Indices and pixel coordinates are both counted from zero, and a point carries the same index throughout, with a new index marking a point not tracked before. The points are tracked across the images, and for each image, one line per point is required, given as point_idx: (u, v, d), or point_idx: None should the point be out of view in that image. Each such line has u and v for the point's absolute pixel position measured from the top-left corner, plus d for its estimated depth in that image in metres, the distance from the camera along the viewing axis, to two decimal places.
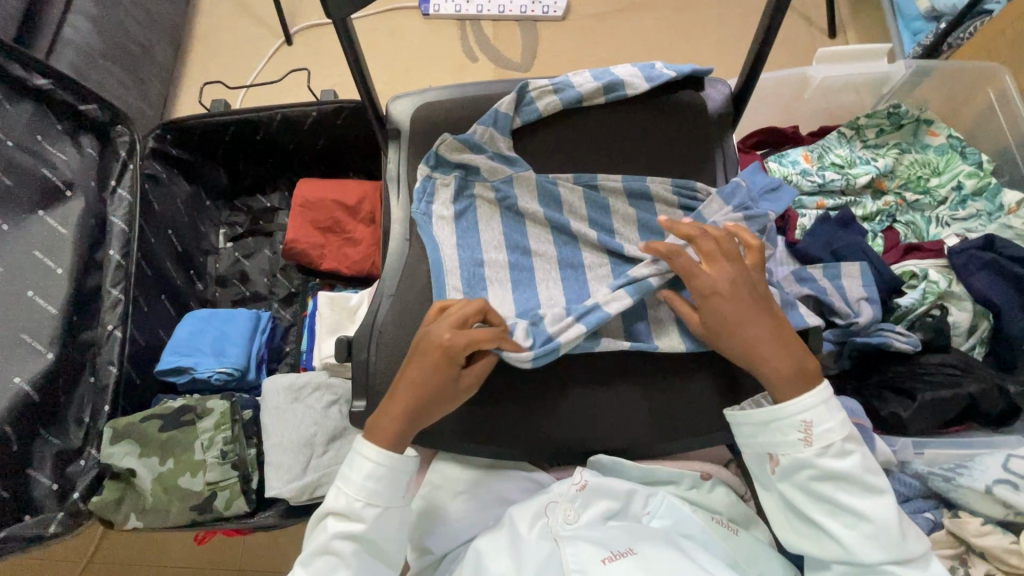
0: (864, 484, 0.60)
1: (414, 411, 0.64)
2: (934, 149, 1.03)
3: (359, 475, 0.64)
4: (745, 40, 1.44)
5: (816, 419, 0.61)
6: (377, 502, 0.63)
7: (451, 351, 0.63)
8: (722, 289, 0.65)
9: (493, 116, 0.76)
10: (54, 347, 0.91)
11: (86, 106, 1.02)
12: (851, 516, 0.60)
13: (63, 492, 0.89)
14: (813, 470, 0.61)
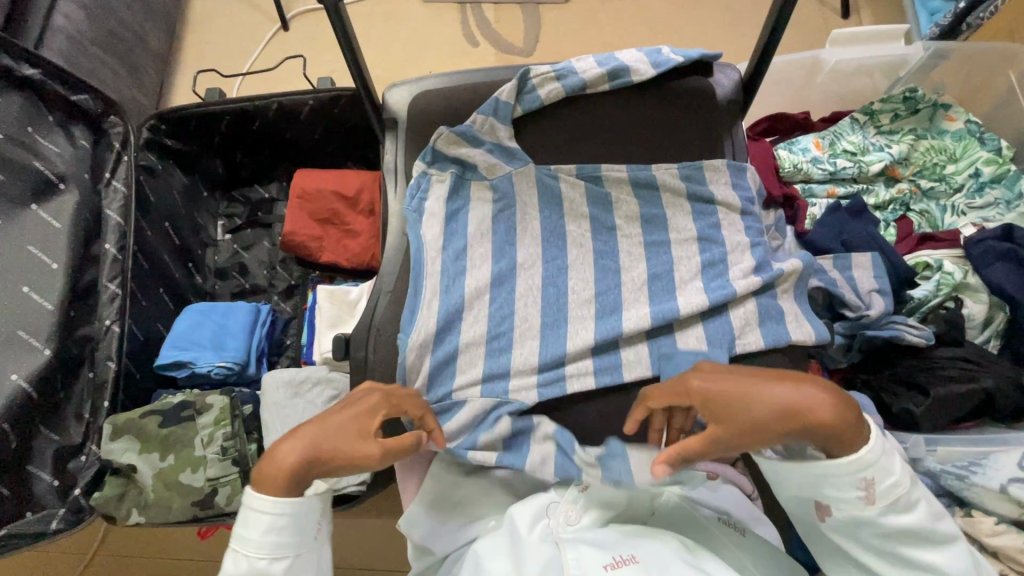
0: (934, 536, 0.57)
1: (321, 464, 0.57)
2: (951, 134, 0.99)
3: (258, 534, 0.56)
4: (754, 21, 1.40)
5: (879, 476, 0.55)
6: (285, 554, 0.57)
7: (370, 409, 0.60)
8: (709, 387, 0.58)
9: (493, 105, 0.73)
10: (51, 343, 0.90)
11: (78, 96, 1.00)
12: (921, 569, 0.58)
13: (65, 488, 0.89)
14: (879, 529, 0.57)
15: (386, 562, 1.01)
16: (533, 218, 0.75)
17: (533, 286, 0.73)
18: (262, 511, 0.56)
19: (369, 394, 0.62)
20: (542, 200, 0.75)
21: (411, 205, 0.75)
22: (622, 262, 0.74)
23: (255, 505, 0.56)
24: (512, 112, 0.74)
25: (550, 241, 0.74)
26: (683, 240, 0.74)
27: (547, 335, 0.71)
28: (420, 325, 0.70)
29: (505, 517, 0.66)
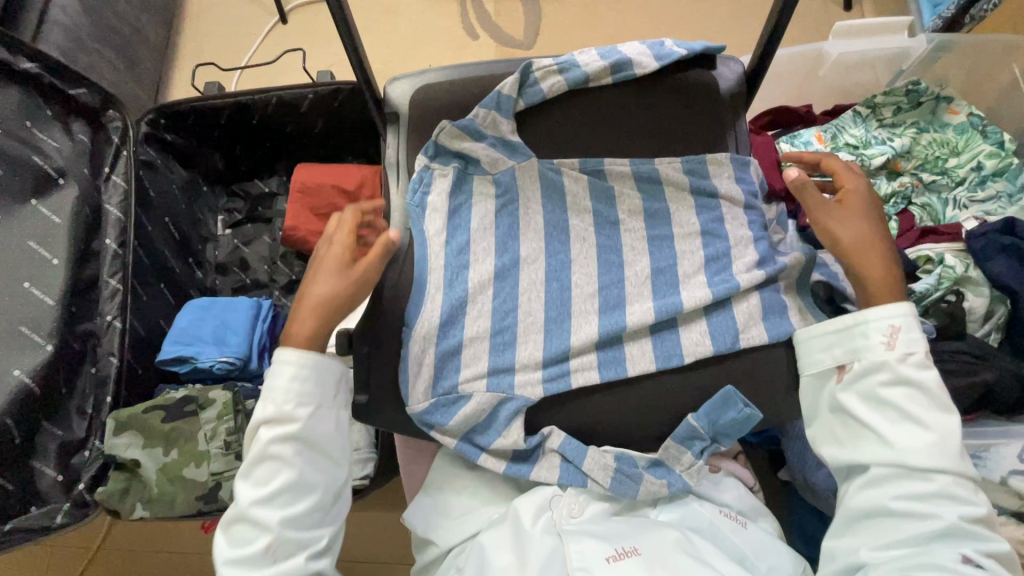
0: (936, 399, 0.60)
1: (326, 311, 0.67)
2: (954, 128, 0.99)
3: (284, 381, 0.64)
4: (756, 13, 1.39)
5: (904, 326, 0.62)
6: (308, 401, 0.64)
7: (337, 245, 0.69)
8: (862, 193, 0.72)
9: (495, 98, 0.72)
10: (53, 338, 0.89)
11: (77, 90, 0.99)
12: (912, 423, 0.59)
13: (69, 484, 0.89)
14: (889, 374, 0.61)
15: (389, 555, 1.02)
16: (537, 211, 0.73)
17: (536, 281, 0.71)
18: (289, 357, 0.64)
19: (335, 228, 0.71)
20: (544, 196, 0.73)
21: (411, 201, 0.73)
22: (626, 254, 0.72)
23: (283, 354, 0.65)
24: (514, 105, 0.73)
25: (550, 235, 0.72)
26: (689, 232, 0.73)
27: (550, 329, 0.69)
28: (425, 319, 0.68)
29: (509, 509, 0.66)
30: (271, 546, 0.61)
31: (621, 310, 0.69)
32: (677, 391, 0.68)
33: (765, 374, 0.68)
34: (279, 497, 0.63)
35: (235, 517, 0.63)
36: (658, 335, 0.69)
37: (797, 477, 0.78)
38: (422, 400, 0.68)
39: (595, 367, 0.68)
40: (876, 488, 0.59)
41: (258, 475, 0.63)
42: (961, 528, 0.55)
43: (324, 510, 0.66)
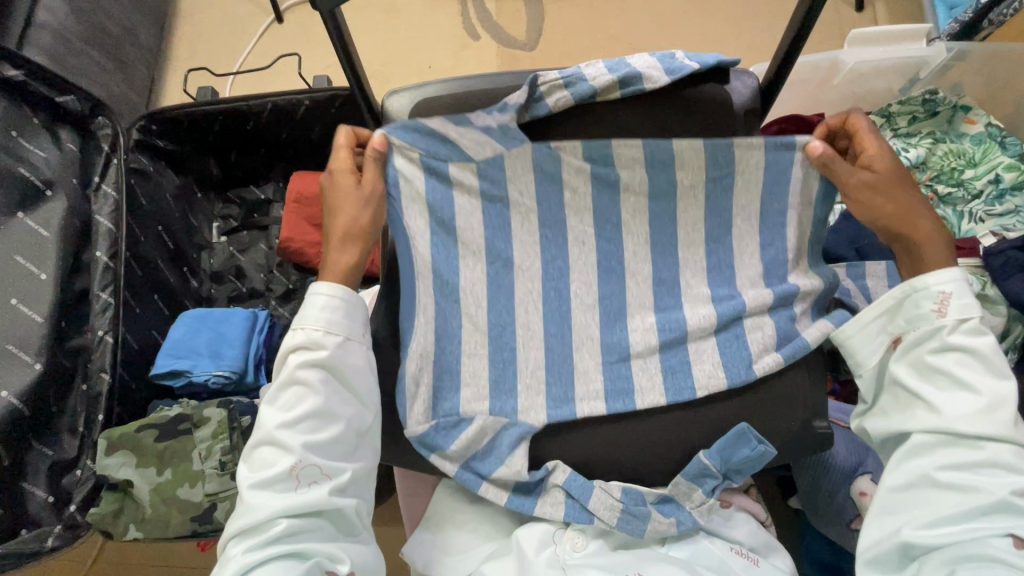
0: (992, 367, 0.58)
1: (346, 237, 0.66)
2: (971, 138, 0.96)
3: (315, 310, 0.63)
4: (766, 13, 1.35)
5: (957, 292, 0.60)
6: (337, 332, 0.63)
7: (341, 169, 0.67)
8: (891, 154, 0.65)
9: (495, 110, 0.65)
10: (42, 357, 0.87)
11: (63, 97, 0.96)
12: (964, 392, 0.58)
13: (60, 504, 0.87)
14: (940, 342, 0.59)
15: None
16: (541, 230, 0.70)
17: (539, 305, 0.69)
18: (321, 288, 0.64)
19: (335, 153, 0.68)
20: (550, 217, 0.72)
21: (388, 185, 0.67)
22: (635, 281, 0.70)
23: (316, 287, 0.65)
24: (516, 113, 0.66)
25: (558, 261, 0.70)
26: (699, 256, 0.71)
27: (548, 358, 0.67)
28: (424, 347, 0.67)
29: (511, 541, 0.64)
30: (294, 471, 0.59)
31: (634, 366, 0.67)
32: (684, 427, 0.66)
33: (772, 411, 0.66)
34: (304, 424, 0.60)
35: (260, 440, 0.61)
36: (667, 366, 0.67)
37: (806, 502, 0.76)
38: (422, 424, 0.66)
39: (600, 398, 0.67)
40: (921, 458, 0.58)
41: (285, 400, 0.62)
42: (1008, 501, 0.54)
43: (351, 446, 0.63)
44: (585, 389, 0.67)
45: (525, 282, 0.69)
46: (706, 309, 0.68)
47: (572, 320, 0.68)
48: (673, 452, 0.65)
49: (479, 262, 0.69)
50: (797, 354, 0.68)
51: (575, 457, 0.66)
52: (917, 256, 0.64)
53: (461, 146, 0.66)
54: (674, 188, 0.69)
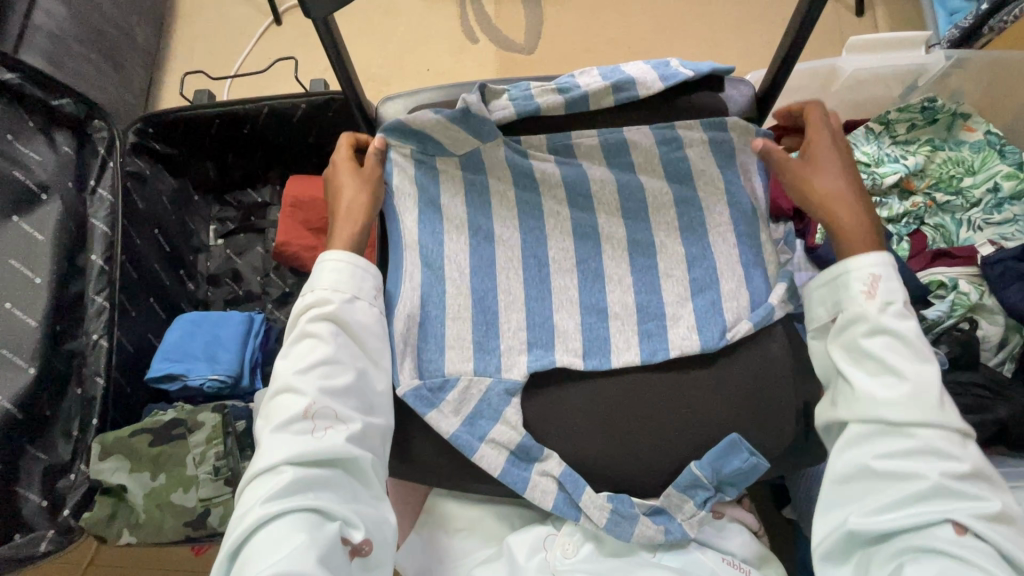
0: (916, 349, 0.54)
1: (347, 210, 0.65)
2: (970, 145, 0.96)
3: (323, 273, 0.60)
4: (766, 17, 1.34)
5: (884, 275, 0.57)
6: (346, 289, 0.60)
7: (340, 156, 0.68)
8: (834, 147, 0.65)
9: (464, 111, 0.64)
10: (36, 361, 0.87)
11: (59, 100, 0.96)
12: (889, 376, 0.54)
13: (54, 508, 0.87)
14: (867, 325, 0.56)
15: None
16: (534, 228, 0.67)
17: None
18: (330, 254, 0.61)
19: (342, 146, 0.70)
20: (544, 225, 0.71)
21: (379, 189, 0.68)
22: (632, 279, 0.66)
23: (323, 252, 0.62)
24: (491, 120, 0.66)
25: (550, 257, 0.66)
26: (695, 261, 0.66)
27: (533, 351, 0.63)
28: None
29: (502, 547, 0.63)
30: (308, 415, 0.53)
31: (615, 334, 0.63)
32: (680, 434, 0.60)
33: (774, 421, 0.61)
34: (316, 372, 0.55)
35: (275, 390, 0.57)
36: (644, 329, 0.63)
37: (799, 513, 0.75)
38: (410, 380, 0.61)
39: (580, 353, 0.63)
40: (855, 446, 0.55)
41: (298, 351, 0.57)
42: (943, 487, 0.50)
43: (366, 402, 0.57)
44: (570, 356, 0.62)
45: (516, 279, 0.65)
46: (701, 306, 0.63)
47: (564, 318, 0.64)
48: (663, 460, 0.60)
49: (466, 256, 0.65)
50: (794, 349, 0.63)
51: (564, 457, 0.61)
52: (842, 242, 0.61)
53: (445, 143, 0.66)
54: (673, 193, 0.67)
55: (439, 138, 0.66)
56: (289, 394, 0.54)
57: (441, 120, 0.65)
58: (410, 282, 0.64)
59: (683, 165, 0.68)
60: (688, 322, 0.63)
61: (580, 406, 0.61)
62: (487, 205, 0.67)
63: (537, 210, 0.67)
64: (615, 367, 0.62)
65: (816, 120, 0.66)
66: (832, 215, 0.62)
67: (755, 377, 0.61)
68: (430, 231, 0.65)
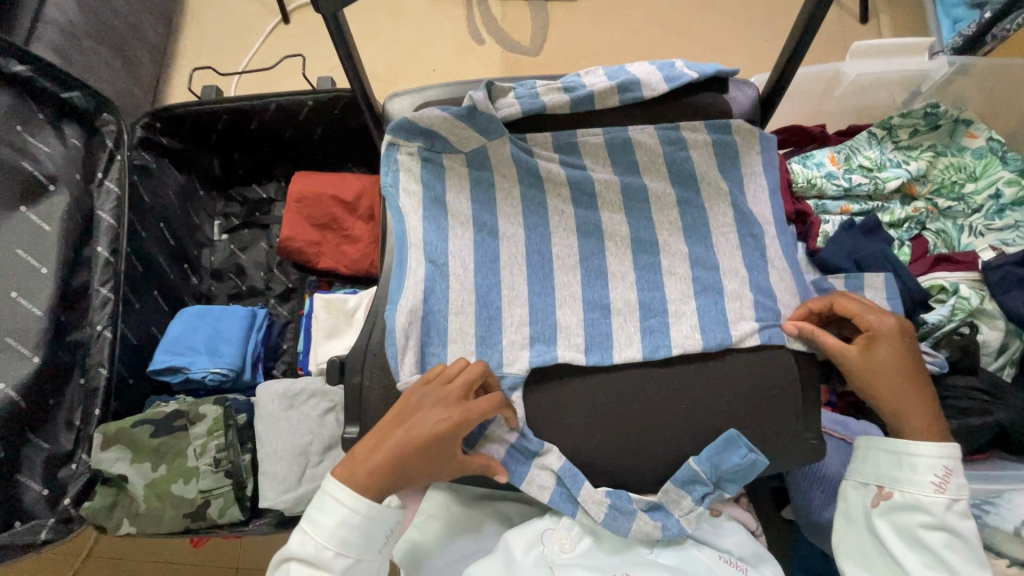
0: (974, 553, 0.59)
1: (393, 475, 0.57)
2: (972, 152, 0.96)
3: (333, 522, 0.55)
4: (770, 24, 1.35)
5: (956, 471, 0.60)
6: (350, 554, 0.56)
7: (457, 425, 0.56)
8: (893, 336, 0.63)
9: (469, 108, 0.65)
10: (41, 350, 0.87)
11: (69, 93, 0.96)
12: (946, 573, 0.58)
13: (54, 497, 0.88)
14: (932, 518, 0.59)
15: None
16: (539, 225, 0.67)
17: None
18: (344, 500, 0.55)
19: (460, 396, 0.57)
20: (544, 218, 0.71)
21: (383, 181, 0.68)
22: (635, 278, 0.66)
23: (336, 491, 0.55)
24: (500, 120, 0.67)
25: (553, 253, 0.67)
26: (694, 261, 0.66)
27: (535, 347, 0.63)
28: None
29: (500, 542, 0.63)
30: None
31: (616, 331, 0.64)
32: (676, 431, 0.61)
33: (770, 421, 0.61)
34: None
35: None
36: (646, 326, 0.64)
37: (798, 517, 0.74)
38: (410, 375, 0.61)
39: (582, 348, 0.63)
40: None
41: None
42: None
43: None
44: (571, 353, 0.63)
45: (519, 275, 0.66)
46: (703, 304, 0.64)
47: (566, 314, 0.65)
48: (658, 458, 0.61)
49: (471, 251, 0.66)
50: (791, 348, 0.63)
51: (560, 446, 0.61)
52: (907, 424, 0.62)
53: (451, 141, 0.67)
54: (677, 192, 0.68)
55: (446, 136, 0.67)
56: None
57: (447, 117, 0.66)
58: (415, 276, 0.64)
59: (687, 165, 0.68)
60: (689, 320, 0.63)
61: (580, 399, 0.62)
62: (491, 200, 0.68)
63: (541, 207, 0.68)
64: (615, 363, 0.62)
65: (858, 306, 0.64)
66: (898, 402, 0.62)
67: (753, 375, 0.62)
68: (435, 227, 0.66)
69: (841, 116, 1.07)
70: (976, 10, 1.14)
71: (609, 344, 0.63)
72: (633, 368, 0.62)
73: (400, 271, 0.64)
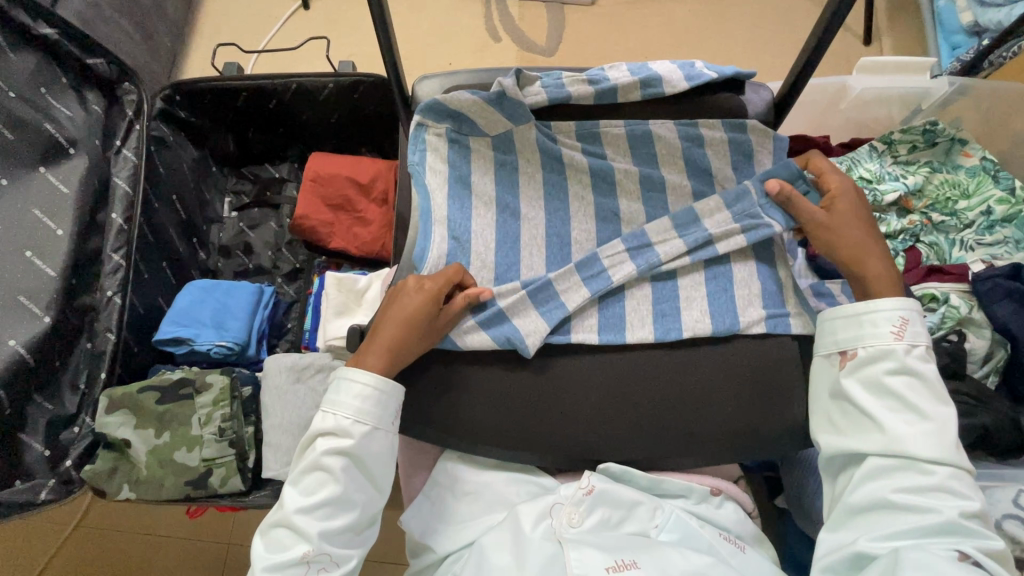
0: (937, 390, 0.57)
1: (392, 353, 0.62)
2: (966, 170, 1.00)
3: (349, 397, 0.61)
4: (778, 39, 1.40)
5: (908, 317, 0.59)
6: (367, 420, 0.61)
7: (434, 289, 0.62)
8: (847, 196, 0.66)
9: (497, 94, 0.67)
10: (51, 311, 0.87)
11: (94, 60, 0.98)
12: (912, 413, 0.56)
13: (55, 459, 0.87)
14: (895, 362, 0.58)
15: (377, 555, 0.99)
16: (559, 210, 0.70)
17: None
18: (356, 375, 0.61)
19: (427, 275, 0.65)
20: (554, 196, 0.70)
21: (410, 159, 0.70)
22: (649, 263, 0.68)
23: (348, 372, 0.62)
24: (528, 111, 0.69)
25: (572, 238, 0.69)
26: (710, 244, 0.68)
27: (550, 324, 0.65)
28: None
29: (509, 513, 0.63)
30: (306, 557, 0.58)
31: (630, 313, 0.66)
32: (689, 414, 0.63)
33: (775, 402, 0.63)
34: (319, 511, 0.59)
35: (277, 521, 0.60)
36: (658, 309, 0.66)
37: (793, 504, 0.77)
38: None
39: (594, 328, 0.65)
40: (871, 465, 0.56)
41: (306, 483, 0.60)
42: (947, 504, 0.53)
43: (357, 531, 0.61)
44: (585, 333, 0.65)
45: (538, 255, 0.68)
46: (714, 292, 0.66)
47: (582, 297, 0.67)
48: (666, 440, 0.63)
49: (492, 231, 0.68)
50: (793, 346, 0.65)
51: (558, 421, 0.63)
52: (869, 292, 0.63)
53: (476, 124, 0.69)
54: (692, 186, 0.71)
55: (473, 119, 0.69)
56: (290, 538, 0.59)
57: (477, 101, 0.68)
58: (437, 250, 0.66)
59: (703, 161, 0.71)
60: (700, 306, 0.66)
61: (593, 373, 0.64)
62: (515, 182, 0.70)
63: (562, 192, 0.70)
64: (627, 342, 0.65)
65: (823, 166, 0.68)
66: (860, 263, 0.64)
67: (758, 362, 0.64)
68: (459, 206, 0.68)
69: (844, 130, 1.12)
70: (973, 38, 1.20)
71: (620, 325, 0.65)
72: (645, 348, 0.65)
73: (424, 244, 0.66)
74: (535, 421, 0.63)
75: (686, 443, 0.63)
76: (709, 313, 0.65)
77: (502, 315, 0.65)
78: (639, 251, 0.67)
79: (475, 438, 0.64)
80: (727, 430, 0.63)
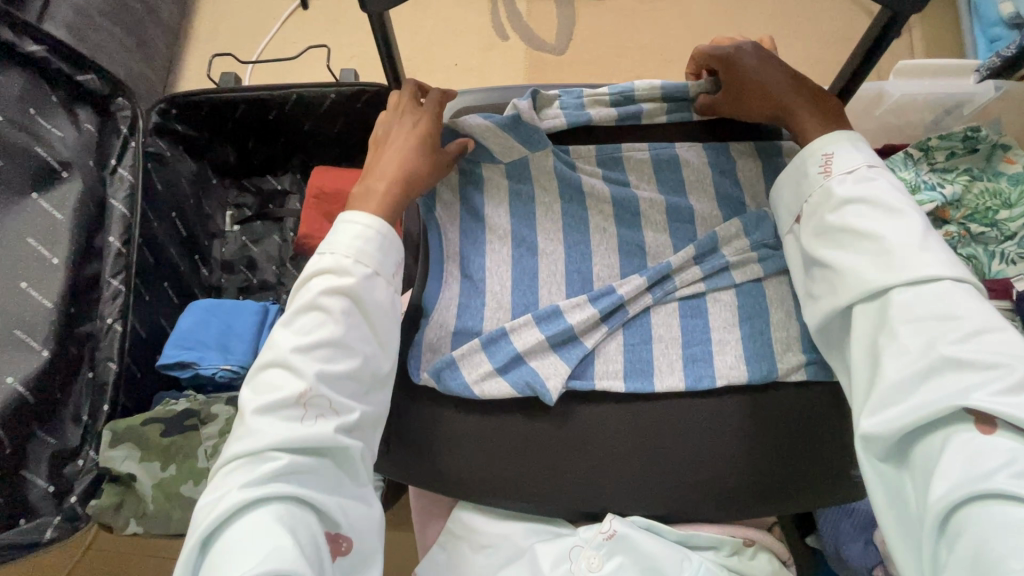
0: (885, 204, 0.54)
1: (399, 183, 0.61)
2: (1008, 177, 0.93)
3: (347, 238, 0.57)
4: (802, 32, 1.32)
5: (836, 150, 0.58)
6: (367, 261, 0.57)
7: (426, 123, 0.63)
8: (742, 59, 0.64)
9: (513, 118, 0.63)
10: (49, 344, 0.84)
11: (84, 77, 0.93)
12: (867, 242, 0.53)
13: (60, 494, 0.84)
14: (832, 199, 0.57)
15: None
16: (580, 244, 0.65)
17: None
18: (359, 217, 0.58)
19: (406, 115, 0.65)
20: (575, 228, 0.65)
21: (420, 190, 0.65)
22: (678, 300, 0.63)
23: (350, 216, 0.59)
24: (546, 136, 0.65)
25: (595, 274, 0.64)
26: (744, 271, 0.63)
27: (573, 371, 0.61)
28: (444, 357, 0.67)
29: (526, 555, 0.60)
30: (302, 398, 0.52)
31: (658, 357, 0.61)
32: (719, 464, 0.59)
33: (812, 452, 0.59)
34: (317, 351, 0.54)
35: (268, 362, 0.54)
36: (689, 354, 0.61)
37: (828, 548, 0.75)
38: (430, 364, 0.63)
39: (620, 375, 0.61)
40: (856, 317, 0.53)
41: (300, 323, 0.55)
42: (955, 358, 0.46)
43: (361, 384, 0.56)
44: (610, 380, 0.61)
45: (558, 294, 0.64)
46: (749, 335, 0.61)
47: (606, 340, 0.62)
48: (694, 492, 0.58)
49: (509, 267, 0.64)
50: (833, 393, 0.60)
51: (579, 474, 0.59)
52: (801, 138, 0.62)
53: (491, 152, 0.65)
54: (724, 216, 0.66)
55: (489, 145, 0.64)
56: (286, 374, 0.53)
57: (490, 126, 0.64)
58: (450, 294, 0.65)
59: (733, 188, 0.66)
60: (734, 350, 0.61)
61: (617, 422, 0.60)
62: (531, 215, 0.66)
63: (583, 224, 0.65)
64: (657, 391, 0.60)
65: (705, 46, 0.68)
66: (779, 109, 0.63)
67: (798, 410, 0.60)
68: (471, 242, 0.66)
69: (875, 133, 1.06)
70: (1014, 29, 1.11)
71: (648, 371, 0.61)
72: (673, 396, 0.61)
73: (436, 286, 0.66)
74: (555, 468, 0.59)
75: (717, 498, 0.58)
76: (742, 357, 0.61)
77: (519, 359, 0.60)
78: (658, 282, 0.63)
79: (491, 488, 0.59)
80: (766, 483, 0.58)
